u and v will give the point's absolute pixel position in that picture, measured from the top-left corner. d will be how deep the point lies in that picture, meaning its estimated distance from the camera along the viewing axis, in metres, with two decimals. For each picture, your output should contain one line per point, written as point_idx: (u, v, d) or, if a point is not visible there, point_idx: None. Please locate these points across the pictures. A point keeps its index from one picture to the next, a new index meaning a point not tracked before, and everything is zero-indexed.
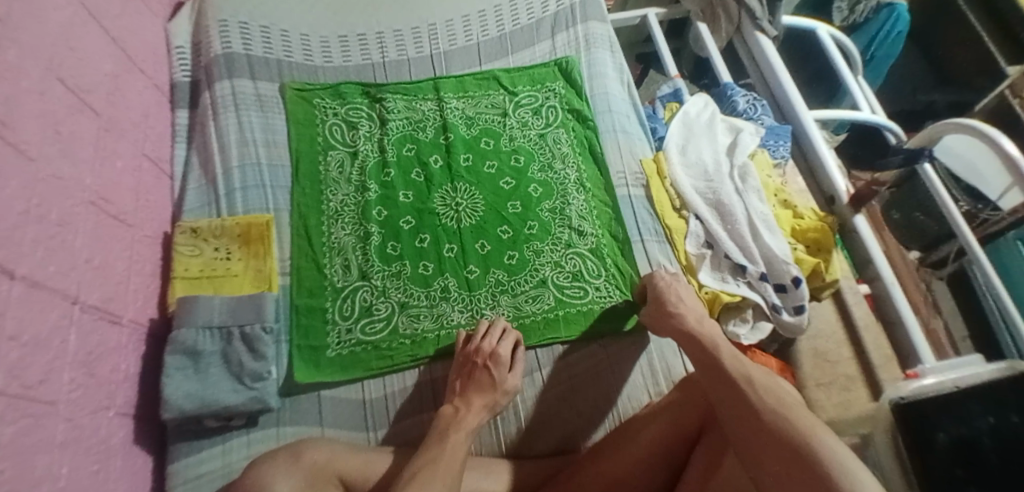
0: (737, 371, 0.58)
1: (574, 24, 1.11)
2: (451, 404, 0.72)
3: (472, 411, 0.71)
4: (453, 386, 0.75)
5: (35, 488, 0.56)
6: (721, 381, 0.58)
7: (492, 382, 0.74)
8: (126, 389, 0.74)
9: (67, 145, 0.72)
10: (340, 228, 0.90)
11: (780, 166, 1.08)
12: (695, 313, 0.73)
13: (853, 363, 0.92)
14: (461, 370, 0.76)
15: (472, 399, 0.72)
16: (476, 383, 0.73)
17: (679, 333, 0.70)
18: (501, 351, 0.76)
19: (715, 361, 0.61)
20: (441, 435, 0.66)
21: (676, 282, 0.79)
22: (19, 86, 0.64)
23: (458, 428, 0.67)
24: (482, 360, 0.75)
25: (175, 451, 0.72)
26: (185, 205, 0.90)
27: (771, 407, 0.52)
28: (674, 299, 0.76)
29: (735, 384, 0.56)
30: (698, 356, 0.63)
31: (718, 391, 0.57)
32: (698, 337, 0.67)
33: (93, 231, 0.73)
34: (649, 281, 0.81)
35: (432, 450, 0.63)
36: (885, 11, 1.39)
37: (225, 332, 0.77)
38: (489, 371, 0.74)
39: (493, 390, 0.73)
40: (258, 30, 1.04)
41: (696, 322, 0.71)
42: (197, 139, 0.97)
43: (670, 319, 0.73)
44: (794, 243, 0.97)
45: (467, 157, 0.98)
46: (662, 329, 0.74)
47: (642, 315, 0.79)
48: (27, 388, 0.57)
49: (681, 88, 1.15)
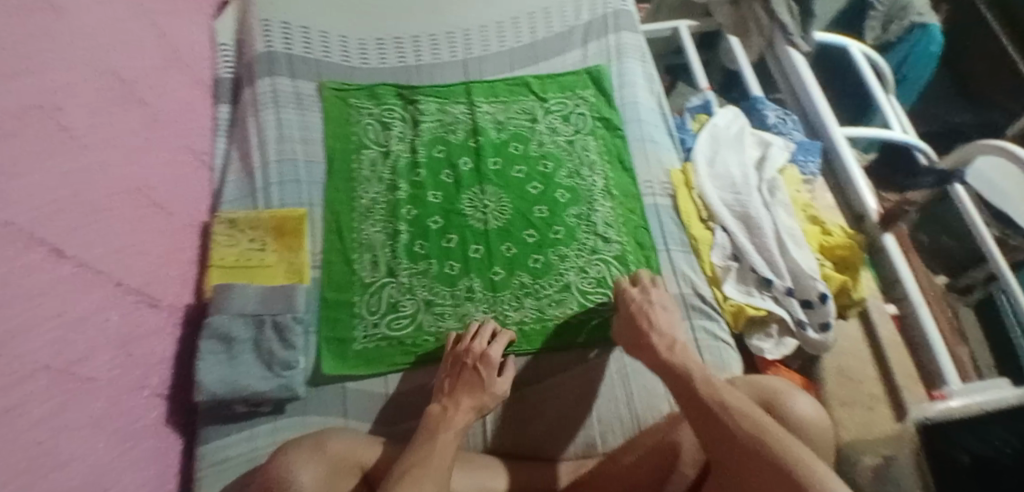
0: (710, 397, 0.58)
1: (606, 33, 1.12)
2: (439, 403, 0.71)
3: (460, 410, 0.69)
4: (441, 385, 0.74)
5: (71, 462, 0.58)
6: (697, 404, 0.58)
7: (482, 383, 0.73)
8: (162, 371, 0.76)
9: (115, 133, 0.75)
10: (370, 226, 0.92)
11: (809, 182, 1.08)
12: (666, 340, 0.70)
13: (878, 383, 0.91)
14: (451, 370, 0.75)
15: (460, 398, 0.71)
16: (465, 382, 0.73)
17: (654, 365, 0.68)
18: (490, 355, 0.75)
19: (691, 390, 0.60)
20: (431, 434, 0.65)
21: (656, 305, 0.76)
22: (69, 77, 0.68)
23: (447, 427, 0.66)
24: (470, 361, 0.75)
25: (206, 434, 0.75)
26: (224, 197, 0.93)
27: (746, 429, 0.53)
28: (646, 326, 0.73)
29: (713, 411, 0.56)
30: (675, 385, 0.62)
31: (696, 417, 0.57)
32: (676, 367, 0.65)
33: (136, 217, 0.76)
34: (622, 304, 0.78)
35: (422, 448, 0.63)
36: (918, 32, 1.37)
37: (258, 320, 0.79)
38: (478, 371, 0.74)
39: (483, 391, 0.72)
40: (298, 30, 1.08)
41: (667, 351, 0.68)
42: (237, 134, 1.00)
43: (645, 348, 0.71)
44: (820, 259, 0.96)
45: (496, 161, 0.99)
46: (638, 353, 0.72)
47: (618, 337, 0.77)
48: (69, 364, 0.60)
49: (710, 101, 1.14)
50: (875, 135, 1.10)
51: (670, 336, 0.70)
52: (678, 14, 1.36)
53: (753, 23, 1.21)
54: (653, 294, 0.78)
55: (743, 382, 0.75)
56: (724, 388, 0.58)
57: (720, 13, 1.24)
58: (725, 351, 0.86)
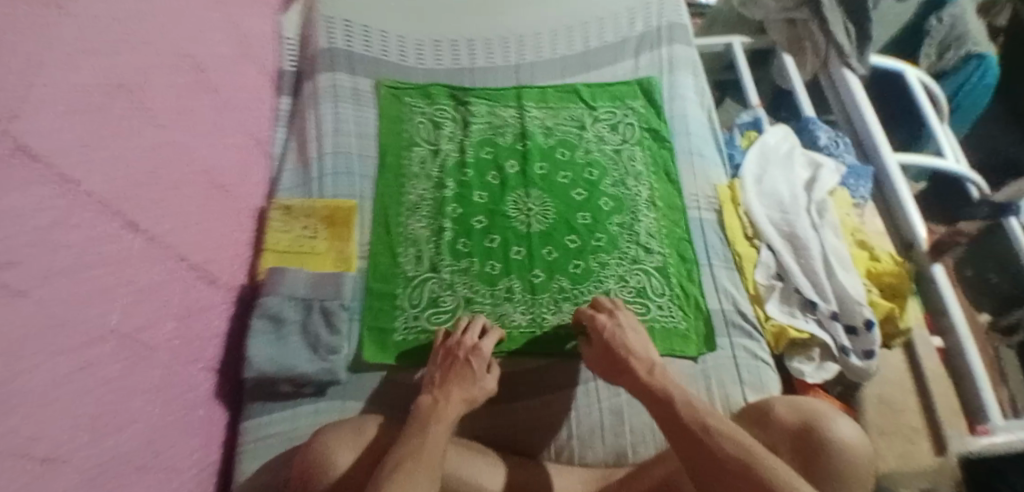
0: (693, 419, 0.62)
1: (659, 45, 1.13)
2: (430, 395, 0.71)
3: (450, 402, 0.69)
4: (431, 377, 0.74)
5: (127, 425, 0.62)
6: (677, 425, 0.62)
7: (475, 375, 0.73)
8: (215, 345, 0.80)
9: (189, 116, 0.79)
10: (416, 221, 0.95)
11: (859, 206, 1.06)
12: (645, 363, 0.71)
13: (920, 414, 0.88)
14: (443, 362, 0.76)
15: (452, 390, 0.71)
16: (458, 375, 0.73)
17: (635, 391, 0.70)
18: (482, 350, 0.76)
19: (671, 413, 0.64)
20: (421, 426, 0.65)
21: (626, 328, 0.76)
22: (153, 62, 0.72)
23: (438, 419, 0.66)
24: (462, 354, 0.75)
25: (250, 410, 0.78)
26: (281, 185, 0.97)
27: (732, 452, 0.58)
28: (622, 351, 0.73)
29: (692, 432, 0.61)
30: (656, 410, 0.65)
31: (678, 439, 0.61)
32: (657, 392, 0.67)
33: (202, 197, 0.80)
34: (593, 332, 0.78)
35: (413, 441, 0.62)
36: (974, 62, 1.30)
37: (308, 304, 0.83)
38: (470, 364, 0.74)
39: (474, 384, 0.72)
40: (360, 29, 1.12)
41: (648, 375, 0.69)
42: (296, 124, 1.05)
43: (623, 372, 0.72)
44: (867, 285, 0.93)
45: (542, 165, 1.00)
46: (615, 377, 0.73)
47: (588, 358, 0.77)
48: (134, 331, 0.64)
49: (760, 118, 1.14)
50: (930, 163, 1.07)
51: (648, 359, 0.71)
52: (731, 29, 1.34)
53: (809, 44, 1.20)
54: (621, 317, 0.78)
55: (784, 404, 0.73)
56: (704, 409, 0.63)
57: (775, 32, 1.24)
58: (763, 371, 0.84)
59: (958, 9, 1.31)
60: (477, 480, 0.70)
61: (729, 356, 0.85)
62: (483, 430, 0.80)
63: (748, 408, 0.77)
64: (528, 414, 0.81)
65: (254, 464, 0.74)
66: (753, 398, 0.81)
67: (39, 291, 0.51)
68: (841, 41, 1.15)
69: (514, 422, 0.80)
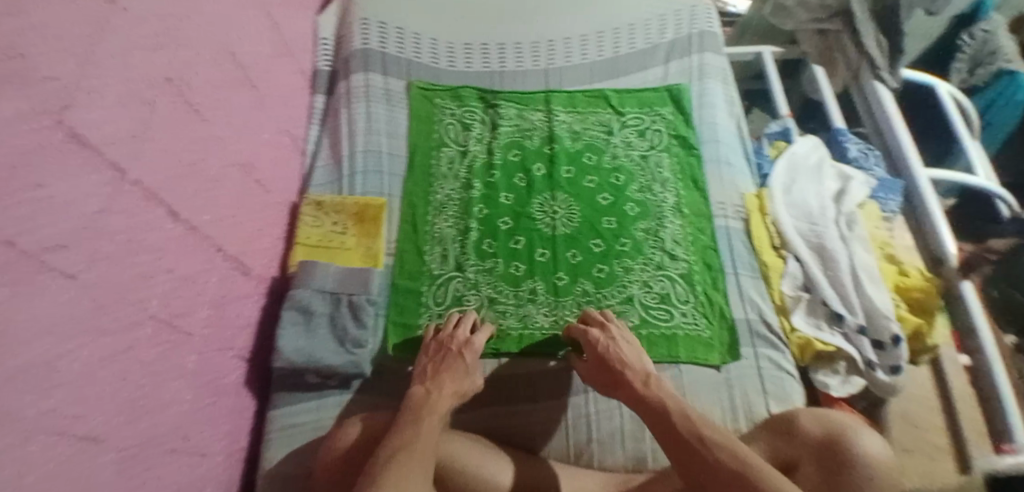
0: (689, 431, 0.63)
1: (689, 53, 1.13)
2: (423, 385, 0.72)
3: (443, 394, 0.71)
4: (423, 368, 0.76)
5: (162, 409, 0.64)
6: (676, 439, 0.63)
7: (467, 368, 0.75)
8: (246, 334, 0.82)
9: (229, 110, 0.81)
10: (443, 220, 0.96)
11: (889, 220, 1.04)
12: (640, 374, 0.72)
13: (943, 432, 0.87)
14: (434, 355, 0.77)
15: (444, 382, 0.73)
16: (450, 367, 0.75)
17: (630, 403, 0.71)
18: (474, 344, 0.78)
19: (670, 427, 0.65)
20: (415, 417, 0.67)
21: (619, 340, 0.77)
22: (199, 56, 0.74)
23: (431, 410, 0.68)
24: (454, 348, 0.77)
25: (277, 399, 0.81)
26: (313, 181, 0.99)
27: (726, 460, 0.59)
28: (618, 364, 0.74)
29: (689, 442, 0.62)
30: (655, 423, 0.67)
31: (677, 452, 0.63)
32: (653, 404, 0.68)
33: (239, 190, 0.82)
34: (587, 348, 0.78)
35: (407, 431, 0.64)
36: (1006, 78, 1.30)
37: (336, 298, 0.85)
38: (462, 357, 0.76)
39: (465, 377, 0.75)
40: (394, 30, 1.14)
41: (643, 386, 0.71)
42: (330, 122, 1.07)
43: (618, 386, 0.73)
44: (894, 300, 0.91)
45: (568, 169, 1.01)
46: (610, 391, 0.74)
47: (582, 373, 0.78)
48: (172, 316, 0.66)
49: (790, 128, 1.14)
50: (963, 179, 1.05)
51: (643, 370, 0.73)
52: (761, 40, 1.35)
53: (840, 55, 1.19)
54: (613, 330, 0.79)
55: (809, 416, 0.72)
56: (701, 422, 0.64)
57: (807, 42, 1.23)
58: (787, 383, 0.84)
59: (991, 26, 1.27)
60: (497, 479, 0.71)
61: (752, 367, 0.84)
62: (500, 429, 0.81)
63: (772, 419, 0.76)
64: (544, 416, 0.82)
65: (280, 451, 0.76)
66: (778, 410, 0.81)
67: (86, 275, 0.53)
68: (875, 53, 1.11)
69: (530, 423, 0.81)
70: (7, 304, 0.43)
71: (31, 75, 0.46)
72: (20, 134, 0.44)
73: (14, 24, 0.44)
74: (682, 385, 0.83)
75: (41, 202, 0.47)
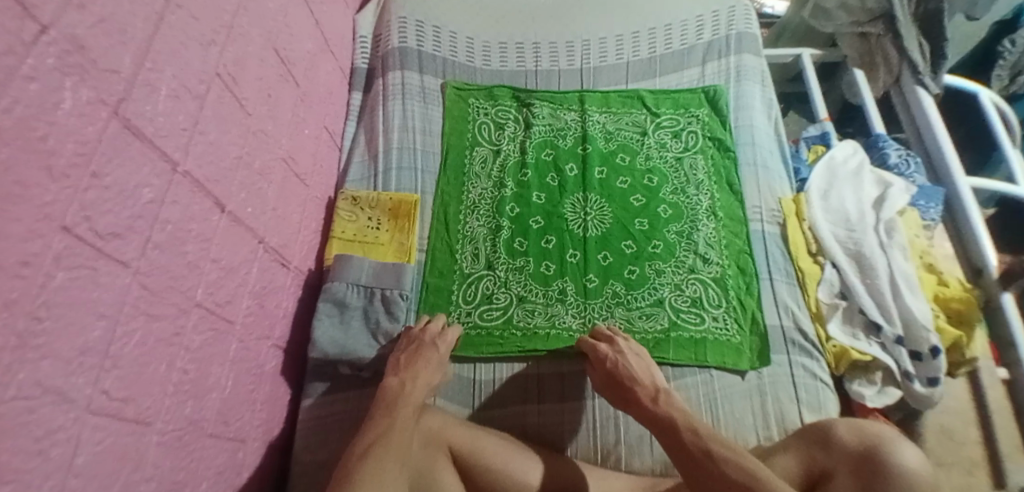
0: (696, 446, 0.62)
1: (727, 54, 1.11)
2: (397, 377, 0.74)
3: (417, 385, 0.74)
4: (396, 359, 0.78)
5: (206, 395, 0.66)
6: (684, 453, 0.63)
7: (439, 358, 0.79)
8: (283, 324, 0.84)
9: (273, 106, 0.83)
10: (475, 219, 0.97)
11: (930, 228, 1.00)
12: (649, 390, 0.72)
13: (980, 446, 0.85)
14: (407, 347, 0.79)
15: (418, 371, 0.76)
16: (424, 357, 0.77)
17: (640, 418, 0.70)
18: (446, 337, 0.82)
19: (678, 443, 0.64)
20: (389, 410, 0.70)
21: (628, 353, 0.77)
22: (247, 51, 0.76)
23: (405, 402, 0.71)
24: (428, 339, 0.80)
25: (312, 388, 0.85)
26: (349, 176, 1.02)
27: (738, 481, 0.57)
28: (627, 381, 0.74)
29: (699, 461, 0.61)
30: (665, 439, 0.65)
31: (683, 464, 0.62)
32: (664, 420, 0.67)
33: (281, 184, 0.84)
34: (597, 364, 0.78)
35: (383, 422, 0.68)
36: None
37: (369, 291, 0.88)
38: (436, 348, 0.79)
39: (438, 366, 0.78)
40: (431, 29, 1.15)
41: (653, 402, 0.70)
42: (366, 118, 1.09)
43: (630, 403, 0.73)
44: (934, 310, 0.89)
45: (601, 170, 1.01)
46: (624, 408, 0.74)
47: (598, 388, 0.78)
48: (217, 305, 0.68)
49: (829, 132, 1.12)
50: (1010, 189, 1.00)
51: (652, 386, 0.72)
52: (799, 42, 1.33)
53: (881, 58, 1.16)
54: (621, 343, 0.79)
55: (846, 425, 0.70)
56: (707, 435, 0.63)
57: (847, 45, 1.20)
58: (822, 392, 0.82)
59: None
60: (525, 479, 0.71)
61: (786, 373, 0.83)
62: (530, 427, 0.81)
63: (805, 427, 0.74)
64: (574, 418, 0.81)
65: (310, 442, 0.81)
66: (810, 419, 0.80)
67: (138, 262, 0.54)
68: (917, 59, 1.10)
69: (561, 422, 0.81)
70: (66, 290, 0.45)
71: (91, 68, 0.48)
72: (80, 126, 0.46)
73: (76, 19, 0.46)
74: (713, 391, 0.82)
75: (99, 191, 0.48)
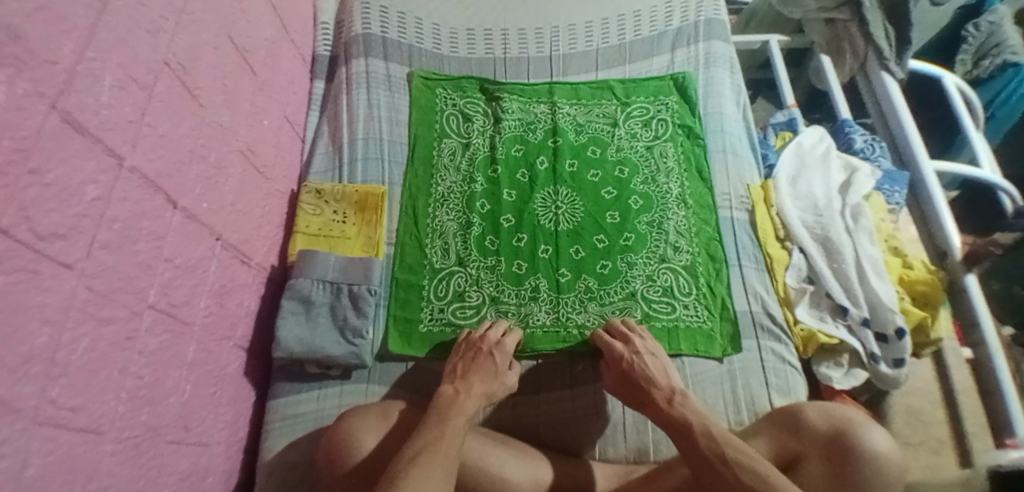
0: (712, 450, 0.63)
1: (696, 40, 1.11)
2: (451, 385, 0.72)
3: (468, 395, 0.71)
4: (454, 366, 0.77)
5: (165, 399, 0.64)
6: (697, 456, 0.64)
7: (495, 370, 0.76)
8: (245, 323, 0.82)
9: (229, 97, 0.80)
10: (444, 213, 0.95)
11: (894, 212, 1.01)
12: (666, 392, 0.72)
13: (945, 427, 0.85)
14: (466, 353, 0.78)
15: (473, 382, 0.73)
16: (480, 368, 0.76)
17: (656, 419, 0.70)
18: (505, 345, 0.79)
19: (694, 446, 0.64)
20: (443, 417, 0.67)
21: (644, 354, 0.76)
22: (200, 39, 0.73)
23: (458, 410, 0.68)
24: (486, 348, 0.78)
25: (279, 389, 0.83)
26: (312, 168, 1.00)
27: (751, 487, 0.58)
28: (644, 383, 0.73)
29: (715, 466, 0.62)
30: (678, 441, 0.66)
31: (695, 465, 0.63)
32: (678, 421, 0.68)
33: (240, 178, 0.82)
34: (611, 362, 0.77)
35: (432, 431, 0.65)
36: (1010, 71, 1.21)
37: (336, 288, 0.87)
38: (493, 358, 0.77)
39: (493, 377, 0.76)
40: (396, 15, 1.13)
41: (667, 405, 0.70)
42: (330, 109, 1.07)
43: (645, 403, 0.72)
44: (900, 293, 0.90)
45: (572, 163, 1.00)
46: (642, 410, 0.73)
47: (612, 390, 0.77)
48: (174, 306, 0.66)
49: (795, 118, 1.13)
50: (974, 173, 1.01)
51: (669, 387, 0.72)
52: (768, 28, 1.33)
53: (848, 45, 1.17)
54: (637, 343, 0.77)
55: (817, 410, 0.71)
56: (724, 440, 0.63)
57: (815, 31, 1.22)
58: (792, 376, 0.83)
59: (997, 16, 1.21)
60: (502, 472, 0.71)
61: (756, 359, 0.83)
62: (506, 421, 0.81)
63: (774, 411, 0.75)
64: (550, 409, 0.81)
65: (280, 442, 0.79)
66: (781, 403, 0.80)
67: (83, 264, 0.51)
68: (882, 44, 1.11)
69: (537, 414, 0.81)
70: (5, 295, 0.42)
71: (29, 59, 0.44)
72: (18, 120, 0.43)
73: (12, 7, 0.43)
74: (686, 377, 0.83)
75: (39, 189, 0.45)
